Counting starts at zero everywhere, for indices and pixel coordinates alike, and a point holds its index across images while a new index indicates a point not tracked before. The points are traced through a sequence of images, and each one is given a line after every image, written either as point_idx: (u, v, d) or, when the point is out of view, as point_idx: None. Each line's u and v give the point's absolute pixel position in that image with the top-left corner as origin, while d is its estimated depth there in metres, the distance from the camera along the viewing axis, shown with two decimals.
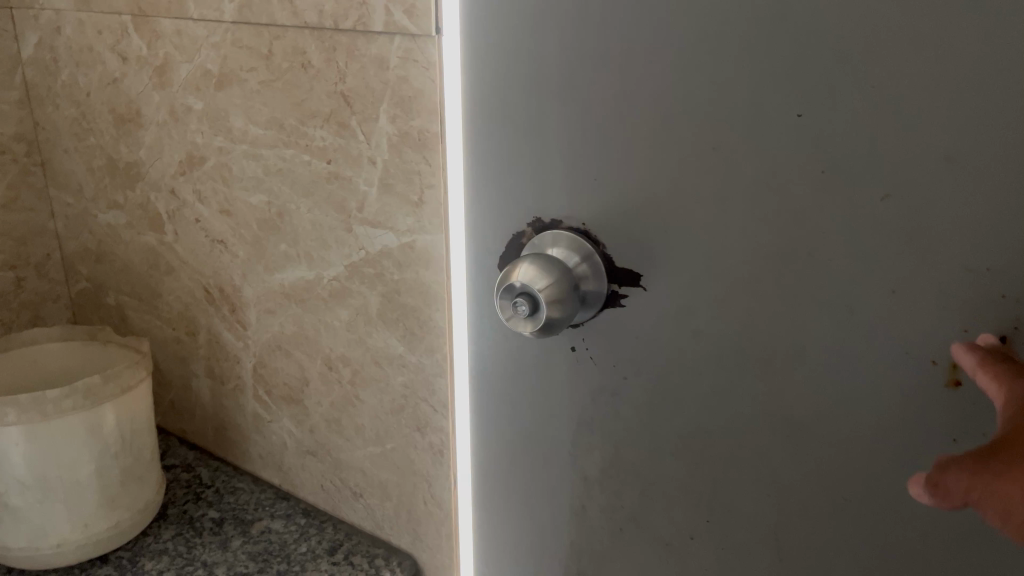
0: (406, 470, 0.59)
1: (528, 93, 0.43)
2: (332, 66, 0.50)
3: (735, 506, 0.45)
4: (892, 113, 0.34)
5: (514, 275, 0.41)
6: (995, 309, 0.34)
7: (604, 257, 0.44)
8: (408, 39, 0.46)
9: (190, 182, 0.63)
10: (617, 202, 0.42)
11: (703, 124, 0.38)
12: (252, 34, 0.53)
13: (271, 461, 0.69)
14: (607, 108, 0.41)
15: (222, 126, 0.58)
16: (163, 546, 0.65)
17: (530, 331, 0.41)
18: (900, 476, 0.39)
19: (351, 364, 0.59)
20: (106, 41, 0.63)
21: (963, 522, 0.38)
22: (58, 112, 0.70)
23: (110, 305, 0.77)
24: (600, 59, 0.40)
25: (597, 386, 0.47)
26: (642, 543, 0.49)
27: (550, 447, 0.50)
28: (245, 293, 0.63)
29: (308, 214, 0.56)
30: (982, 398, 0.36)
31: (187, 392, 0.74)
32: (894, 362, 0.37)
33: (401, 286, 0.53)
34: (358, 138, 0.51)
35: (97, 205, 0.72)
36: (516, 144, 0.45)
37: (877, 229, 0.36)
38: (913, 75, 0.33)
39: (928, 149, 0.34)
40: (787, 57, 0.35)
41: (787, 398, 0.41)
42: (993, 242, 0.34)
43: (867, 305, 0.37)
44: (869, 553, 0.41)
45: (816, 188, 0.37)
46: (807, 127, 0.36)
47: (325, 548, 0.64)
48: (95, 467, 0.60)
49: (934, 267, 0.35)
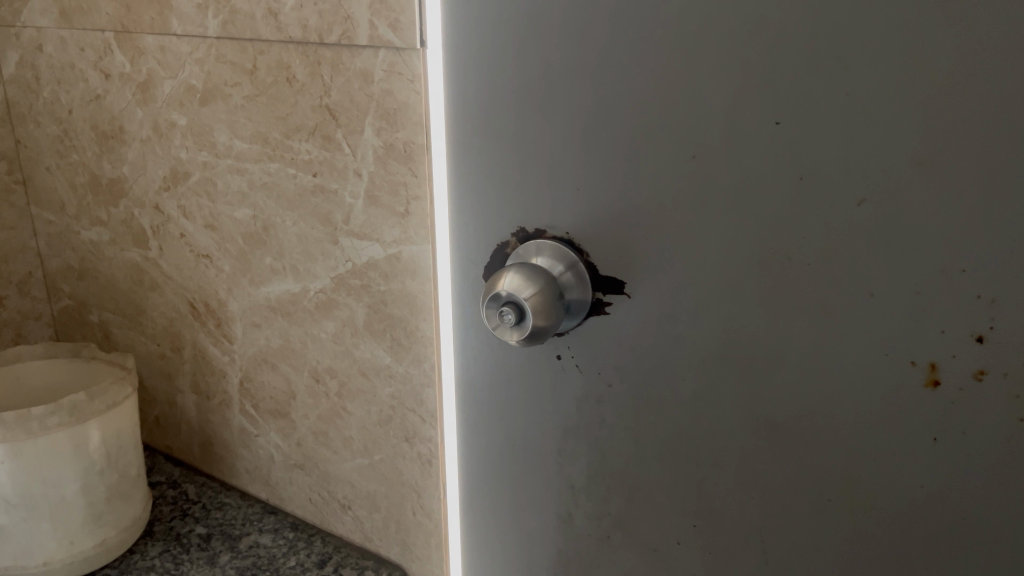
0: (394, 481, 0.60)
1: (510, 104, 0.43)
2: (317, 80, 0.51)
3: (721, 511, 0.45)
4: (866, 119, 0.35)
5: (500, 284, 0.42)
6: (971, 309, 0.35)
7: (588, 266, 0.44)
8: (392, 53, 0.47)
9: (174, 198, 0.63)
10: (599, 210, 0.43)
11: (683, 134, 0.39)
12: (236, 50, 0.54)
13: (258, 476, 0.69)
14: (589, 120, 0.41)
15: (207, 141, 0.58)
16: (151, 563, 0.64)
17: (516, 339, 0.42)
18: (881, 475, 0.40)
19: (338, 377, 0.59)
20: (88, 59, 0.63)
21: (945, 520, 0.39)
22: (39, 130, 0.70)
23: (93, 323, 0.77)
24: (580, 71, 0.41)
25: (581, 393, 0.47)
26: (629, 549, 0.50)
27: (536, 457, 0.51)
28: (231, 307, 0.63)
29: (293, 227, 0.57)
30: (959, 396, 0.37)
31: (173, 408, 0.74)
32: (872, 363, 0.38)
33: (387, 297, 0.54)
34: (343, 151, 0.52)
35: (80, 222, 0.72)
36: (499, 155, 0.45)
37: (855, 233, 0.37)
38: (886, 81, 0.34)
39: (901, 152, 0.35)
40: (765, 66, 0.36)
41: (770, 401, 0.41)
42: (964, 243, 0.34)
43: (846, 308, 0.38)
44: (851, 552, 0.42)
45: (793, 194, 0.37)
46: (783, 134, 0.37)
47: (314, 561, 0.64)
48: (81, 484, 0.60)
49: (908, 269, 0.36)
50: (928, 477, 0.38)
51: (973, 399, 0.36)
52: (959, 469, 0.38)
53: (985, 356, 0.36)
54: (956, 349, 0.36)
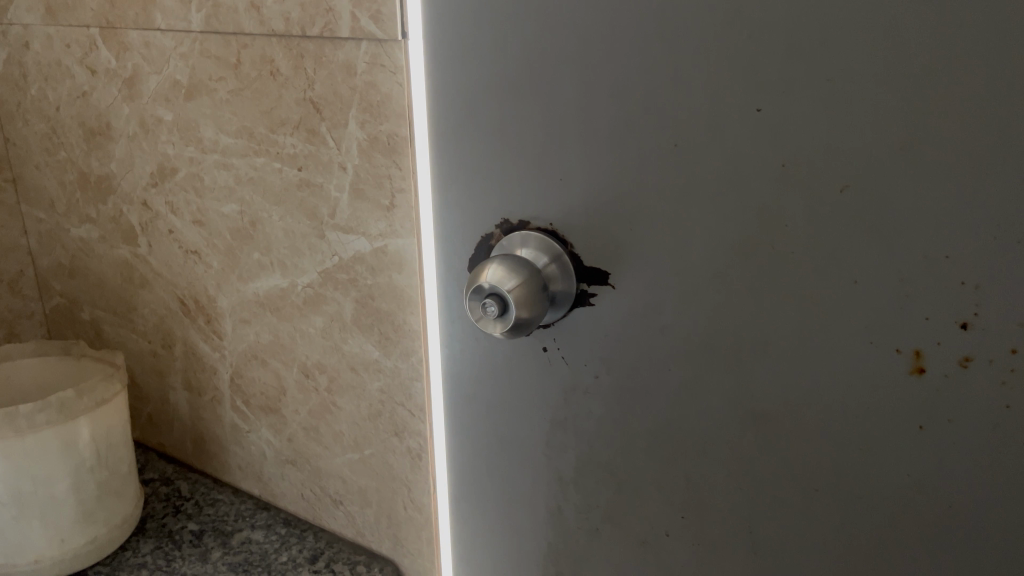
0: (385, 475, 0.59)
1: (492, 94, 0.43)
2: (300, 73, 0.50)
3: (708, 502, 0.45)
4: (846, 104, 0.35)
5: (483, 276, 0.41)
6: (955, 296, 0.35)
7: (573, 257, 0.44)
8: (375, 44, 0.47)
9: (162, 194, 0.63)
10: (583, 201, 0.43)
11: (665, 122, 0.39)
12: (220, 44, 0.53)
13: (250, 472, 0.69)
14: (570, 110, 0.41)
15: (193, 136, 0.58)
16: (143, 560, 0.64)
17: (500, 332, 0.41)
18: (868, 463, 0.39)
19: (327, 372, 0.59)
20: (74, 55, 0.63)
21: (932, 509, 0.39)
22: (28, 128, 0.70)
23: (85, 321, 0.77)
24: (561, 59, 0.40)
25: (568, 386, 0.47)
26: (618, 541, 0.49)
27: (524, 450, 0.51)
28: (220, 303, 0.63)
29: (280, 222, 0.56)
30: (945, 383, 0.36)
31: (165, 405, 0.73)
32: (856, 352, 0.38)
33: (375, 291, 0.54)
34: (328, 145, 0.51)
35: (69, 219, 0.72)
36: (482, 146, 0.45)
37: (837, 221, 0.36)
38: (866, 65, 0.34)
39: (883, 138, 0.34)
40: (744, 53, 0.36)
41: (756, 392, 0.41)
42: (948, 229, 0.34)
43: (830, 296, 0.38)
44: (839, 542, 0.42)
45: (776, 182, 0.37)
46: (765, 121, 0.37)
47: (306, 556, 0.64)
48: (71, 481, 0.60)
49: (891, 256, 0.36)
50: (913, 466, 0.38)
51: (958, 387, 0.36)
52: (946, 457, 0.37)
53: (970, 343, 0.35)
54: (940, 337, 0.36)
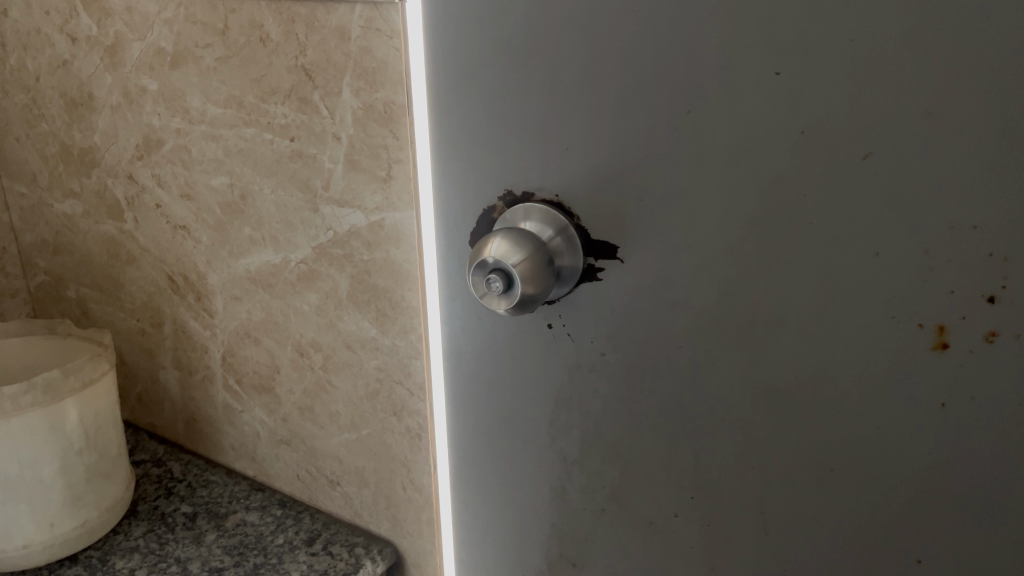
0: (383, 455, 0.58)
1: (494, 58, 0.41)
2: (291, 39, 0.48)
3: (718, 482, 0.44)
4: (871, 66, 0.33)
5: (486, 250, 0.40)
6: (982, 268, 0.33)
7: (579, 229, 0.42)
8: (370, 8, 0.45)
9: (148, 167, 0.61)
10: (590, 171, 0.41)
11: (677, 87, 0.37)
12: (206, 9, 0.51)
13: (244, 452, 0.68)
14: (576, 75, 0.39)
15: (179, 107, 0.56)
16: (134, 544, 0.62)
17: (505, 308, 0.40)
18: (886, 442, 0.38)
19: (322, 350, 0.57)
20: (54, 22, 0.60)
21: (952, 489, 0.37)
22: (8, 99, 0.67)
23: (71, 299, 0.75)
24: (568, 19, 0.38)
25: (573, 363, 0.46)
26: (624, 522, 0.48)
27: (527, 428, 0.49)
28: (210, 280, 0.61)
29: (271, 195, 0.54)
30: (969, 359, 0.35)
31: (155, 385, 0.72)
32: (876, 327, 0.36)
33: (371, 267, 0.52)
34: (321, 114, 0.49)
35: (52, 194, 0.70)
36: (484, 113, 0.43)
37: (860, 191, 0.35)
38: (893, 24, 0.32)
39: (909, 102, 0.32)
40: (763, 12, 0.34)
41: (769, 368, 0.40)
42: (975, 199, 0.33)
43: (849, 268, 0.36)
44: (854, 524, 0.40)
45: (794, 150, 0.35)
46: (783, 86, 0.35)
47: (302, 538, 0.62)
48: (59, 464, 0.58)
49: (916, 226, 0.34)
50: (934, 444, 0.37)
51: (983, 362, 0.35)
52: (967, 436, 0.36)
53: (996, 316, 0.34)
54: (965, 311, 0.34)
